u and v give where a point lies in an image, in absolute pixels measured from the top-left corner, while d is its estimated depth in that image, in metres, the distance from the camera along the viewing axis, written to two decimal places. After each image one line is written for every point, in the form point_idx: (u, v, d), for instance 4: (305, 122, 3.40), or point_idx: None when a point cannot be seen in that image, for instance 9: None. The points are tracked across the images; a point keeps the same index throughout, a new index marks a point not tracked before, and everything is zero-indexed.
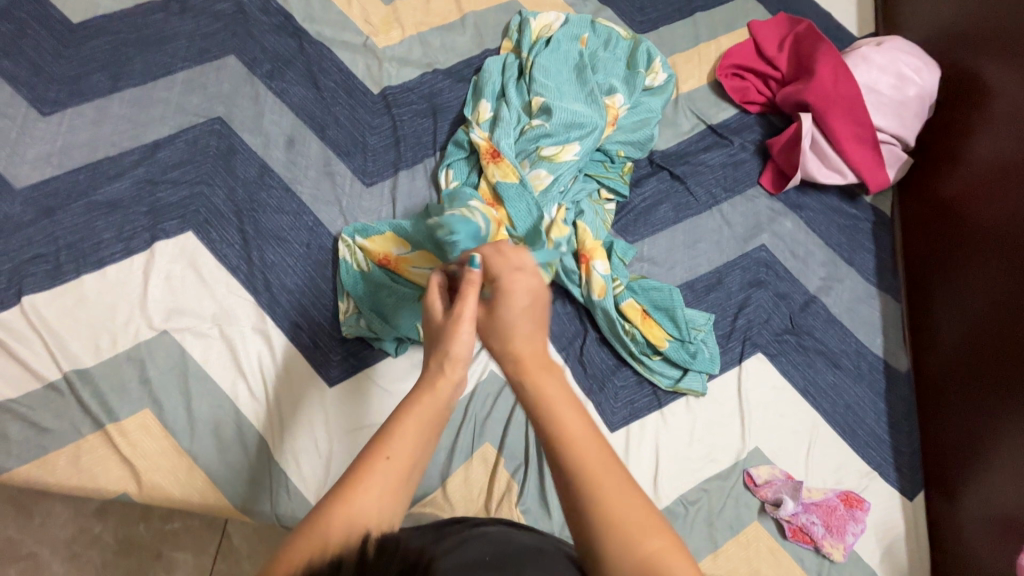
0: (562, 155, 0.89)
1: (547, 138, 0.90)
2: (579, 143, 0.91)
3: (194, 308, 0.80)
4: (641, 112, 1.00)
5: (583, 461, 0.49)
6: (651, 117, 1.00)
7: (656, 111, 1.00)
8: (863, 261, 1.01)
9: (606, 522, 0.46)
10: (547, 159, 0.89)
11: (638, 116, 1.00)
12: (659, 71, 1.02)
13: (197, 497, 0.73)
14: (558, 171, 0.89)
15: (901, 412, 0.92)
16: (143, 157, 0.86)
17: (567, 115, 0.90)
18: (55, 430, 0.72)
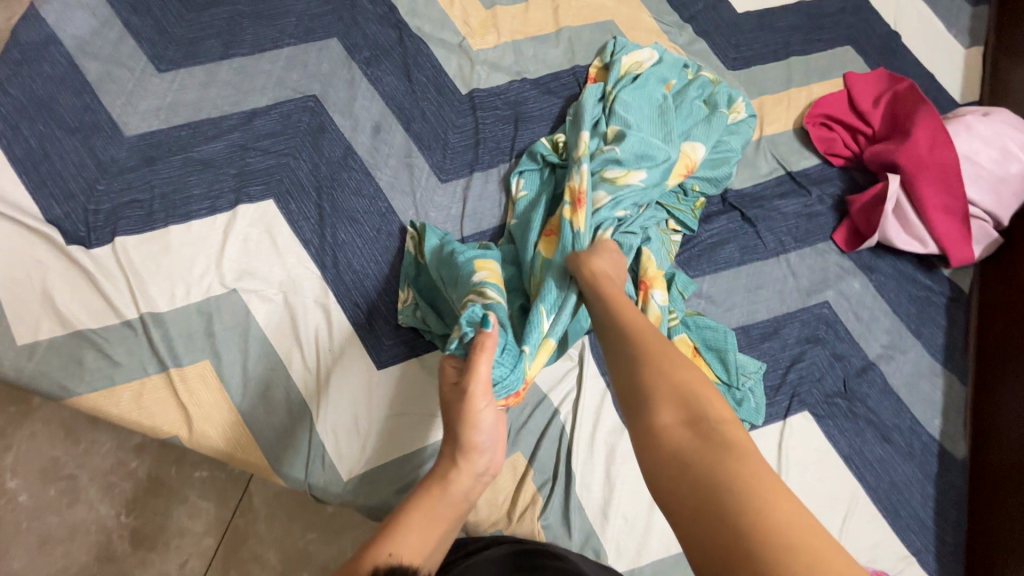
0: (625, 181, 0.87)
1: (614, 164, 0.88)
2: (647, 172, 0.88)
3: (264, 273, 0.84)
4: (721, 150, 0.98)
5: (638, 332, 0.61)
6: (730, 157, 0.98)
7: (735, 150, 0.99)
8: (930, 335, 0.97)
9: (654, 368, 0.57)
10: (611, 185, 0.87)
11: (716, 156, 0.98)
12: (742, 111, 1.01)
13: (240, 452, 0.76)
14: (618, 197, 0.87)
15: (949, 499, 0.88)
16: (241, 123, 0.91)
17: (635, 142, 0.89)
18: (124, 365, 0.77)
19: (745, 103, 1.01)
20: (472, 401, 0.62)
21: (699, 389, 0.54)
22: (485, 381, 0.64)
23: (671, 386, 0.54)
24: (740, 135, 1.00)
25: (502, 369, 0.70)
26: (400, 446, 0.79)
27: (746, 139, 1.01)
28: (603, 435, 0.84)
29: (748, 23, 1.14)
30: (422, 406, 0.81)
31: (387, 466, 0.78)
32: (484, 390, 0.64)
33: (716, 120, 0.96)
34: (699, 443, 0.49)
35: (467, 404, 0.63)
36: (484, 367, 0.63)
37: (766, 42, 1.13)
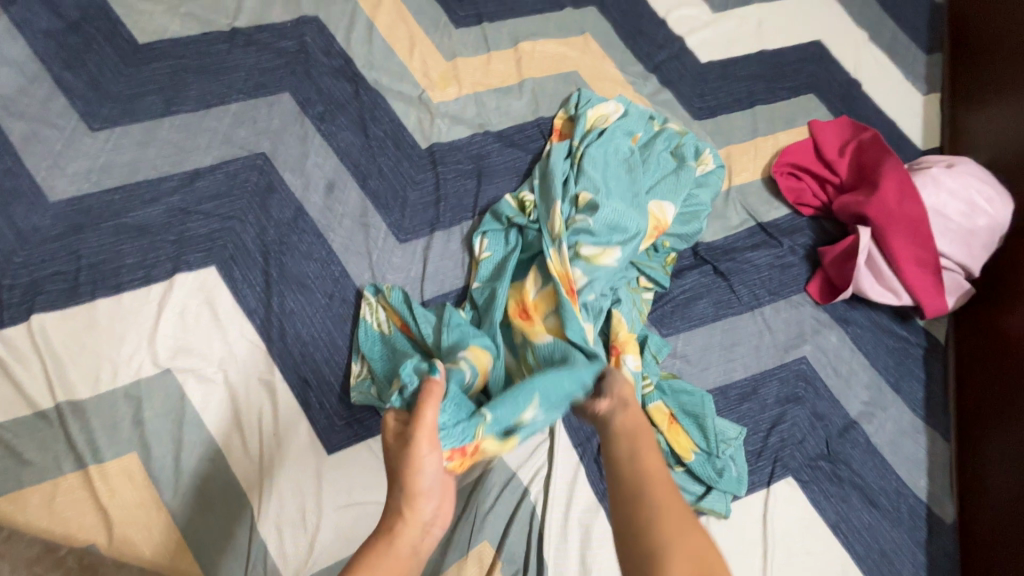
0: (598, 256, 0.83)
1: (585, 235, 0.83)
2: (620, 248, 0.84)
3: (202, 350, 0.76)
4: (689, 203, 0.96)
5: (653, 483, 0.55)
6: (699, 211, 0.96)
7: (703, 203, 0.96)
8: (910, 389, 0.94)
9: (669, 534, 0.51)
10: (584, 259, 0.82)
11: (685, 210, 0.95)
12: (710, 161, 0.99)
13: (169, 559, 0.67)
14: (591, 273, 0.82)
15: (942, 567, 0.83)
16: (181, 184, 0.85)
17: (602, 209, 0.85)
18: (35, 463, 0.68)
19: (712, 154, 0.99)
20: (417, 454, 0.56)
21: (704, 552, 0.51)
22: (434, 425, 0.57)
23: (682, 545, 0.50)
24: (709, 186, 0.98)
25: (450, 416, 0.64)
26: (352, 540, 0.71)
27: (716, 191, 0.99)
28: (577, 516, 0.78)
29: (712, 72, 1.13)
30: (377, 492, 0.74)
31: (337, 566, 0.70)
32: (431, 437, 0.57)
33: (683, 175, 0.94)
34: None
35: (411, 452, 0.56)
36: (430, 413, 0.58)
37: (730, 92, 1.12)
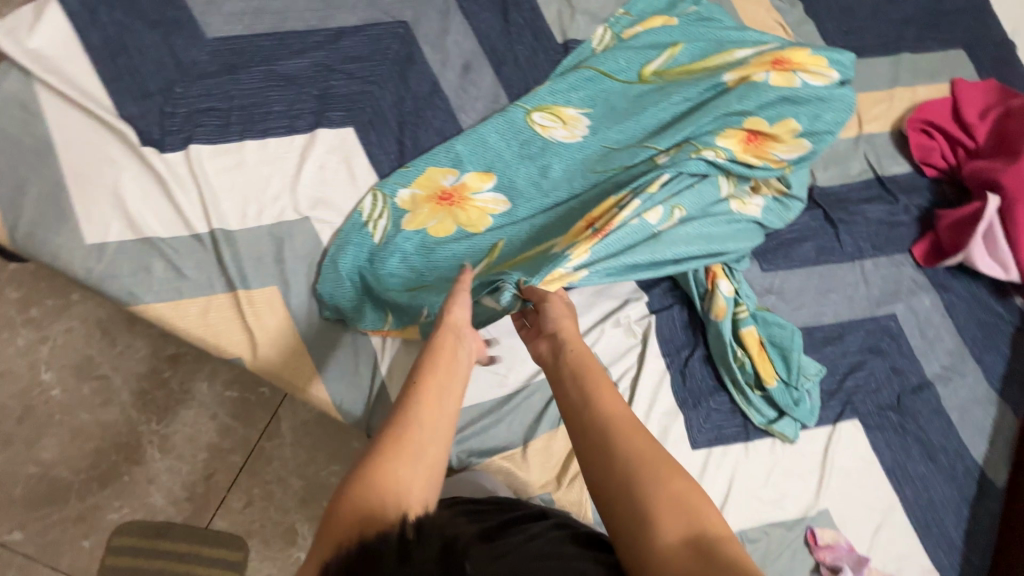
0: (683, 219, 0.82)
1: (641, 184, 0.79)
2: (683, 200, 0.81)
3: (339, 205, 0.81)
4: (829, 117, 0.86)
5: (614, 425, 0.53)
6: (829, 134, 0.87)
7: (832, 134, 0.87)
8: (992, 362, 0.96)
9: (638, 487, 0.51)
10: (716, 170, 0.83)
11: (806, 135, 0.86)
12: (832, 74, 0.87)
13: (301, 384, 0.76)
14: (686, 197, 0.81)
15: (983, 524, 0.89)
16: (327, 40, 0.85)
17: (745, 173, 0.84)
18: (192, 279, 0.75)
19: (836, 68, 0.88)
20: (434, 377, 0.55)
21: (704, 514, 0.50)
22: (440, 381, 0.55)
23: (667, 497, 0.50)
24: (842, 96, 0.87)
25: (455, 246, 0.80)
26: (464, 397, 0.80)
27: (843, 106, 0.87)
28: (659, 416, 0.84)
29: (863, 8, 1.07)
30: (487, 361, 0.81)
31: None
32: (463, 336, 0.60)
33: (816, 101, 0.86)
34: (688, 554, 0.48)
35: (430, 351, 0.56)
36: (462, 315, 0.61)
37: (877, 33, 1.06)
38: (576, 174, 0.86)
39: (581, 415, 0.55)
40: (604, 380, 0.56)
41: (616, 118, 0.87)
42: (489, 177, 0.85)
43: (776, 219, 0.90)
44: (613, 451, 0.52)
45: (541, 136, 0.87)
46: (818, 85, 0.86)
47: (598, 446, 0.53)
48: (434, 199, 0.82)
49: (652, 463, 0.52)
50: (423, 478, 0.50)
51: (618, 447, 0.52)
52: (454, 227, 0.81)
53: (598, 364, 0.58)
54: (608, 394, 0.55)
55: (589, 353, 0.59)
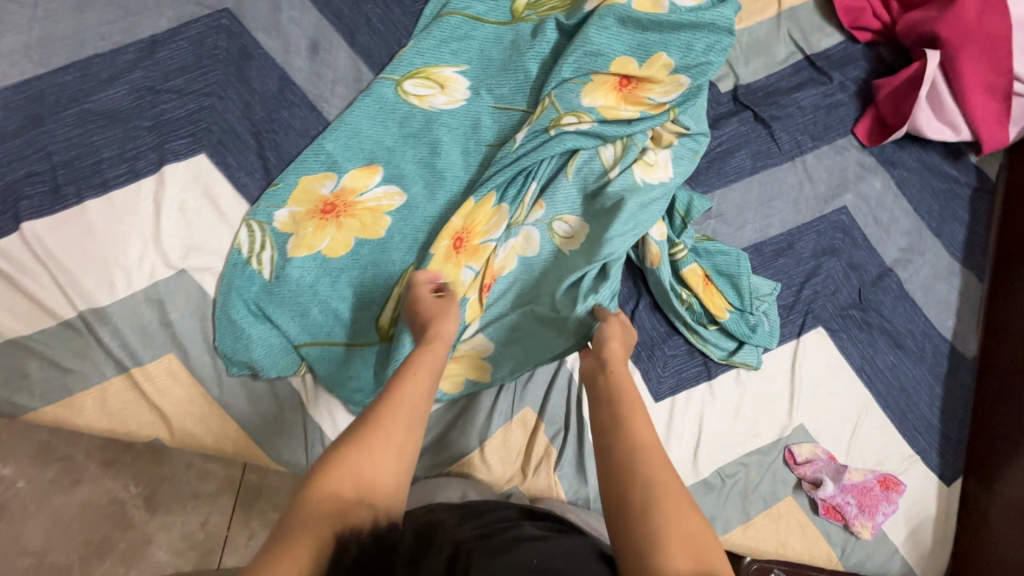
0: (577, 221, 0.75)
1: (511, 193, 0.75)
2: (562, 191, 0.75)
3: (214, 247, 0.72)
4: (703, 44, 0.74)
5: (647, 452, 0.51)
6: (710, 64, 0.74)
7: (715, 63, 0.75)
8: (951, 232, 0.91)
9: (662, 514, 0.47)
10: (589, 138, 0.74)
11: (683, 70, 0.74)
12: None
13: (231, 447, 0.71)
14: (559, 195, 0.75)
15: (957, 398, 0.88)
16: (141, 56, 0.72)
17: (626, 132, 0.74)
18: (76, 371, 0.68)
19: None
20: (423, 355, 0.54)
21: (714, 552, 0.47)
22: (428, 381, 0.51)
23: (682, 532, 0.47)
24: (718, 15, 0.73)
25: (357, 270, 0.74)
26: None
27: (720, 29, 0.73)
28: None
29: None
30: None
31: None
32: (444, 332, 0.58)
33: (686, 27, 0.73)
34: None
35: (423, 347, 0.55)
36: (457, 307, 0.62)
37: None
38: (459, 160, 0.78)
39: (611, 435, 0.53)
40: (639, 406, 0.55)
41: (496, 73, 0.79)
42: (374, 172, 0.75)
43: (690, 165, 0.76)
44: (637, 472, 0.49)
45: (420, 109, 0.77)
46: (689, 6, 0.74)
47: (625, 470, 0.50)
48: (317, 214, 0.73)
49: (677, 496, 0.48)
50: (404, 457, 0.46)
51: (642, 471, 0.50)
52: (351, 241, 0.74)
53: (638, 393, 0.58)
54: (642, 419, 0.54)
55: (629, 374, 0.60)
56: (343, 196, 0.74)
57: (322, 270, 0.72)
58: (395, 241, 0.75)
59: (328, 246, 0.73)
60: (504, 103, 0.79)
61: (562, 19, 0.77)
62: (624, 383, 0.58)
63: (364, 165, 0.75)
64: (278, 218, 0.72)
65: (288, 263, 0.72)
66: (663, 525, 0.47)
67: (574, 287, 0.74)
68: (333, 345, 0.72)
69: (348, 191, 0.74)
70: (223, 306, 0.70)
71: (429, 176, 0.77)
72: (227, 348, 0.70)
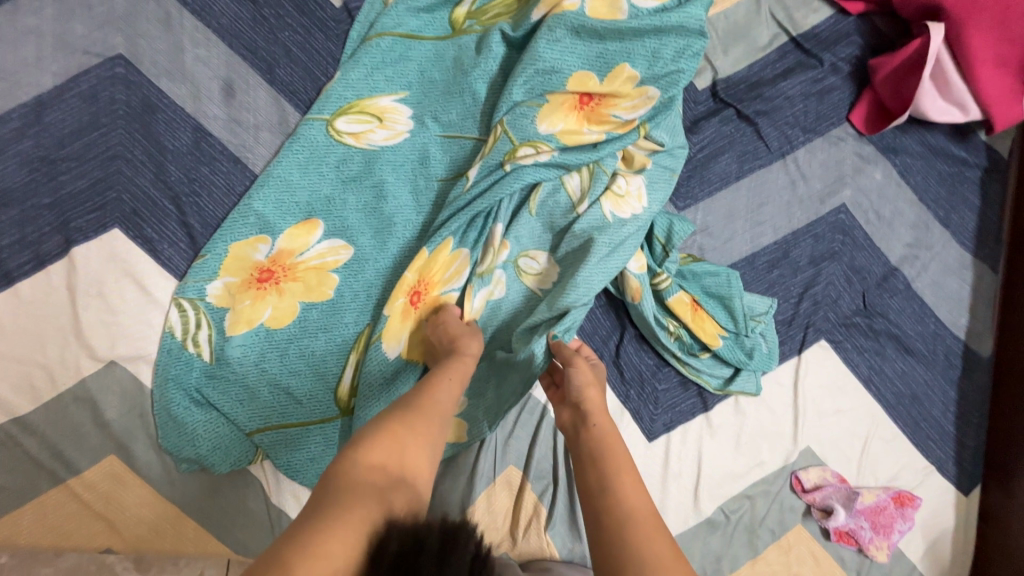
0: (546, 260, 0.68)
1: (470, 237, 0.66)
2: (527, 229, 0.67)
3: (143, 331, 0.64)
4: (671, 50, 0.64)
5: (639, 521, 0.48)
6: (681, 72, 0.65)
7: (687, 69, 0.66)
8: (961, 220, 0.82)
9: None
10: (551, 169, 0.66)
11: (652, 80, 0.65)
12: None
13: (191, 547, 0.64)
14: (523, 232, 0.67)
15: (972, 401, 0.82)
16: (26, 122, 0.62)
17: (591, 158, 0.66)
18: (7, 488, 0.61)
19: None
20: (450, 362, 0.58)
21: None
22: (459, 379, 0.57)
23: None
24: (685, 16, 0.64)
25: (306, 341, 0.66)
26: None
27: (689, 30, 0.64)
28: None
29: None
30: None
31: None
32: (474, 345, 0.61)
33: (650, 32, 0.64)
34: None
35: (453, 354, 0.59)
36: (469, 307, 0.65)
37: None
38: (408, 202, 0.69)
39: (597, 497, 0.51)
40: (626, 467, 0.52)
41: (440, 98, 0.69)
42: (313, 229, 0.67)
43: (666, 189, 0.68)
44: (629, 544, 0.46)
45: (357, 149, 0.68)
46: (652, 7, 0.65)
47: (614, 542, 0.47)
48: (253, 283, 0.65)
49: (674, 568, 0.45)
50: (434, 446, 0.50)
51: (635, 542, 0.46)
52: (297, 307, 0.66)
53: (623, 451, 0.55)
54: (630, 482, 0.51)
55: (613, 428, 0.57)
56: (281, 260, 0.66)
57: (267, 346, 0.65)
58: (347, 302, 0.67)
59: (272, 319, 0.65)
60: (453, 132, 0.70)
61: (508, 31, 0.68)
62: (612, 439, 0.56)
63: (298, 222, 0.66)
64: (209, 294, 0.64)
65: (229, 342, 0.64)
66: None
67: (531, 331, 0.66)
68: (289, 427, 0.65)
69: (285, 254, 0.66)
70: (161, 398, 0.63)
71: (376, 225, 0.68)
72: (173, 444, 0.63)
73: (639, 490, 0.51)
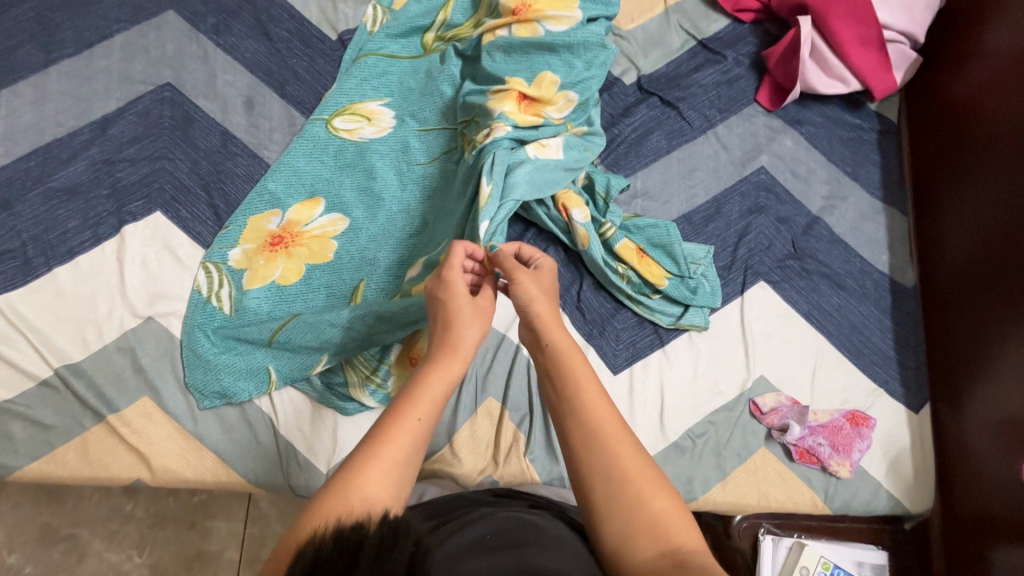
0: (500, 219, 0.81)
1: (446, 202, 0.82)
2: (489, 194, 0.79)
3: (177, 292, 0.78)
4: (582, 62, 0.84)
5: (602, 432, 0.54)
6: (591, 78, 0.85)
7: (596, 77, 0.85)
8: (868, 175, 0.96)
9: (623, 492, 0.51)
10: None
11: (570, 86, 0.84)
12: (573, 14, 0.85)
13: (211, 477, 0.73)
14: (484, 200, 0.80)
15: (907, 327, 0.91)
16: (95, 135, 0.80)
17: (532, 136, 0.81)
18: (58, 426, 0.72)
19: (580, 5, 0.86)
20: (438, 373, 0.56)
21: (672, 520, 0.51)
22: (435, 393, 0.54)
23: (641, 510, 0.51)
24: (588, 35, 0.84)
25: (309, 295, 0.78)
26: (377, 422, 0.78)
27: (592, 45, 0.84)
28: None
29: None
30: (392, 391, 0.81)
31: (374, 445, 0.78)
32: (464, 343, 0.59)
33: (564, 48, 0.83)
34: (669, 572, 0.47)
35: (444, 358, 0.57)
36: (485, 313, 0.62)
37: None
38: (391, 181, 0.84)
39: (564, 411, 0.56)
40: (589, 386, 0.56)
41: (417, 100, 0.87)
42: (316, 204, 0.81)
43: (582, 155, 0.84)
44: (595, 456, 0.53)
45: (351, 141, 0.84)
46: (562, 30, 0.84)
47: (581, 450, 0.54)
48: (266, 247, 0.79)
49: (634, 474, 0.52)
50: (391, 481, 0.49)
51: (599, 454, 0.53)
52: (302, 267, 0.79)
53: (580, 363, 0.58)
54: (595, 399, 0.56)
55: (566, 342, 0.60)
56: (289, 231, 0.80)
57: (276, 299, 0.77)
58: (343, 262, 0.80)
59: (282, 276, 0.78)
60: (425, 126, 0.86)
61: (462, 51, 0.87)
62: (569, 356, 0.59)
63: (304, 203, 0.81)
64: (231, 258, 0.78)
65: (246, 297, 0.77)
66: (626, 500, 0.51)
67: None
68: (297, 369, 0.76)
69: (293, 225, 0.80)
70: (190, 343, 0.75)
71: (367, 199, 0.82)
72: (195, 383, 0.74)
73: (601, 407, 0.55)
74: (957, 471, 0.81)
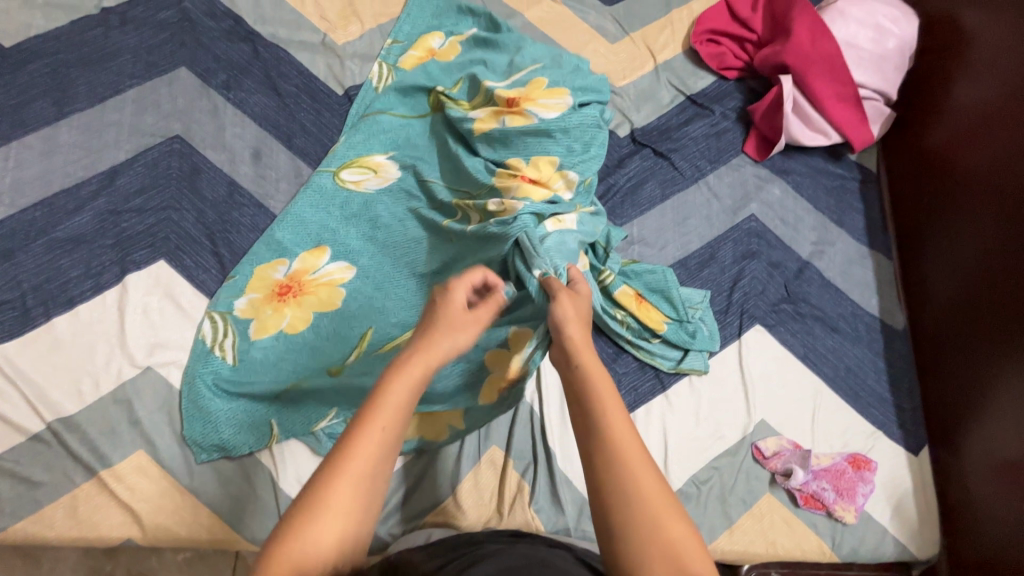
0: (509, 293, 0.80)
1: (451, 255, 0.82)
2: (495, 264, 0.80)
3: (178, 341, 0.77)
4: (580, 143, 0.85)
5: (624, 451, 0.53)
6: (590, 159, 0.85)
7: (592, 158, 0.86)
8: (852, 221, 1.00)
9: (642, 514, 0.51)
10: None
11: (568, 167, 0.84)
12: (563, 103, 0.88)
13: (205, 534, 0.70)
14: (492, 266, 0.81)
15: (900, 368, 0.93)
16: (102, 185, 0.82)
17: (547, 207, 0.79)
18: (46, 482, 0.69)
19: (570, 94, 0.90)
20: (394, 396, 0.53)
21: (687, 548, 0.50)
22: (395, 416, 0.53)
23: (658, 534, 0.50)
24: (581, 118, 0.86)
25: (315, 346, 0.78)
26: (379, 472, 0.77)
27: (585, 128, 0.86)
28: None
29: None
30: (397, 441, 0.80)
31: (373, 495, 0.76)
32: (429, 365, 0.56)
33: (559, 130, 0.85)
34: None
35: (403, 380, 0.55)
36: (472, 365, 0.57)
37: None
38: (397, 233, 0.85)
39: (587, 429, 0.56)
40: (614, 405, 0.56)
41: (423, 153, 0.89)
42: (324, 253, 0.82)
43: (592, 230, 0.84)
44: (617, 473, 0.52)
45: (358, 192, 0.86)
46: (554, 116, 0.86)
47: (603, 470, 0.53)
48: (274, 296, 0.79)
49: (653, 497, 0.51)
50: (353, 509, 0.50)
51: (621, 471, 0.52)
52: (310, 314, 0.79)
53: (608, 382, 0.58)
54: (616, 417, 0.55)
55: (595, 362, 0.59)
56: (297, 279, 0.80)
57: (281, 351, 0.77)
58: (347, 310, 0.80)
59: (289, 325, 0.78)
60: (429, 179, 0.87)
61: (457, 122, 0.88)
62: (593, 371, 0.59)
63: (311, 251, 0.82)
64: (238, 306, 0.78)
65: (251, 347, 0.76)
66: (643, 522, 0.50)
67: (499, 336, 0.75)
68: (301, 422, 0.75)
69: (301, 272, 0.81)
70: (191, 393, 0.74)
71: (375, 248, 0.84)
72: (194, 434, 0.73)
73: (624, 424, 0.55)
74: (962, 514, 0.81)
